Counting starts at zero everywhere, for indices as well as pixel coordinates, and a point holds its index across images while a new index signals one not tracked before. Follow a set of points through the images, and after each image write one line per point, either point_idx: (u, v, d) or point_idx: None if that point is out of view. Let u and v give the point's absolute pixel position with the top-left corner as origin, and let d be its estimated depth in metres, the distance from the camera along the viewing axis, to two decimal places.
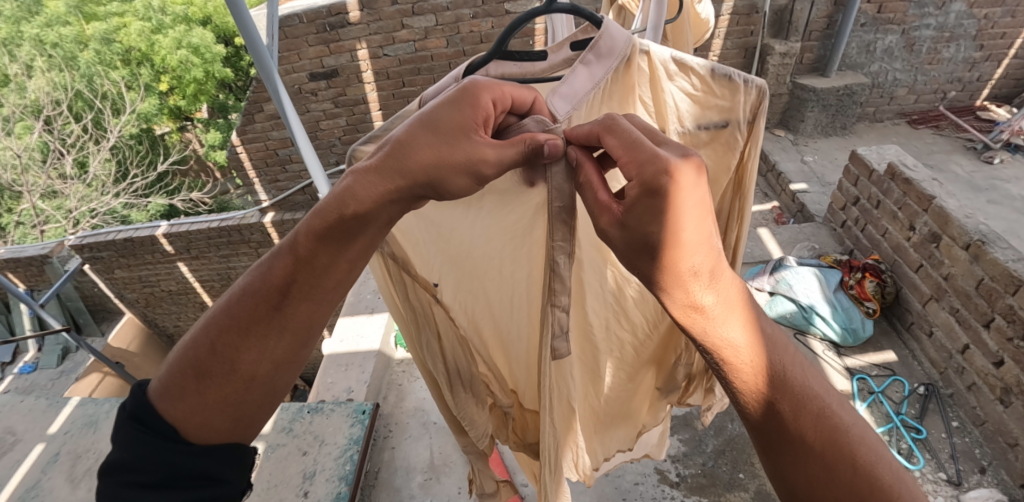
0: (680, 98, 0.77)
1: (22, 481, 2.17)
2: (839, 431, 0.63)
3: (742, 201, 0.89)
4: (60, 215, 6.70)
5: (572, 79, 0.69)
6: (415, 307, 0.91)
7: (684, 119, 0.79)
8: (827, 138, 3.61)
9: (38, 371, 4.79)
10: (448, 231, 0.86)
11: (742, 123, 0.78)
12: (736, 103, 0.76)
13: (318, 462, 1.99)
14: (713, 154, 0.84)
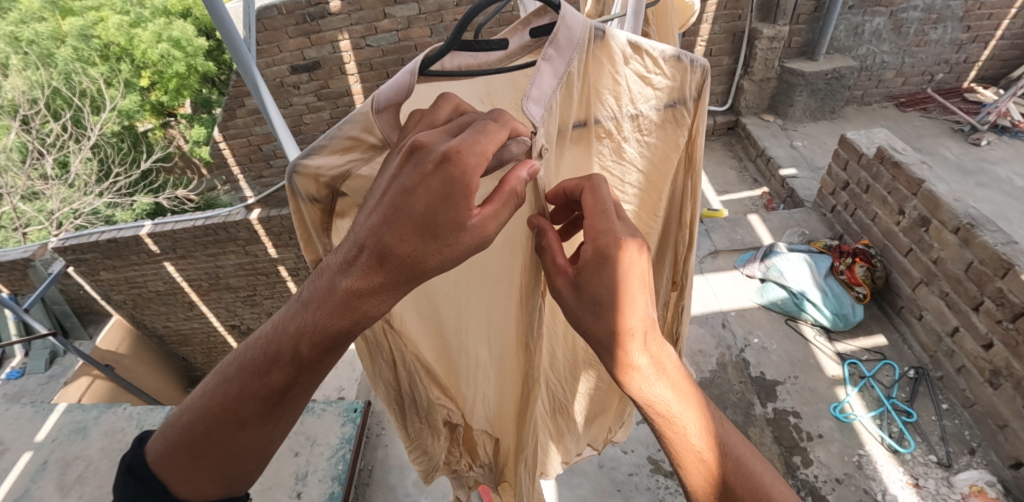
0: (633, 81, 0.73)
1: (9, 491, 2.13)
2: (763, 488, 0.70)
3: (694, 180, 0.86)
4: (42, 217, 6.55)
5: (541, 79, 0.61)
6: (369, 340, 0.84)
7: (638, 102, 0.76)
8: (816, 123, 3.60)
9: (25, 376, 4.71)
10: None
11: (689, 101, 0.76)
12: (683, 83, 0.74)
13: (310, 462, 1.98)
14: (662, 133, 0.82)
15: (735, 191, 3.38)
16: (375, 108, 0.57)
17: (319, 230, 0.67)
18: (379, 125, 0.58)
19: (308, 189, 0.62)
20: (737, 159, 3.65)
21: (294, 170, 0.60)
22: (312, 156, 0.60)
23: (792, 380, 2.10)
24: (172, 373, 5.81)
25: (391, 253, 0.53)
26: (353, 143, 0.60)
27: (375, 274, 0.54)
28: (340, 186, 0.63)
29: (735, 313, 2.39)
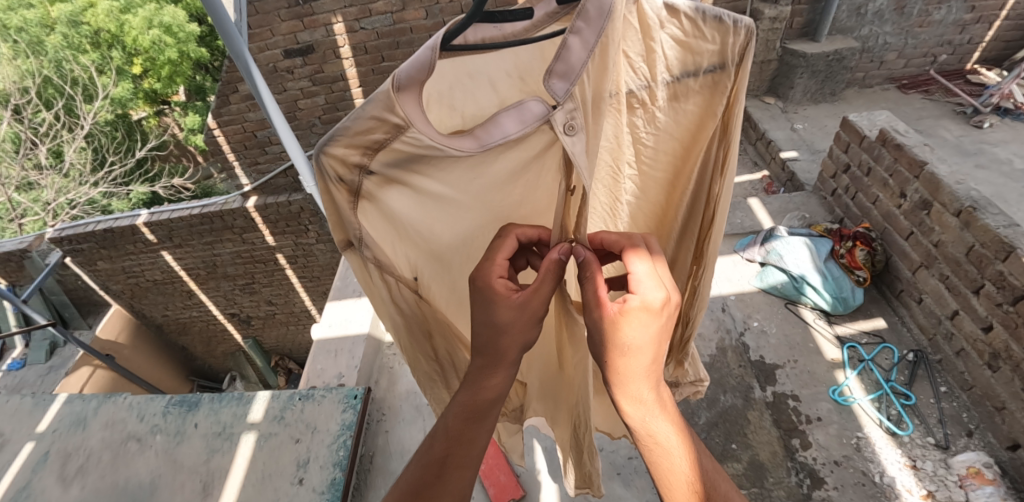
0: (670, 46, 0.73)
1: (13, 481, 2.14)
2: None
3: (727, 147, 0.81)
4: (38, 207, 6.50)
5: (574, 51, 0.57)
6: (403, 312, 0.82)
7: (672, 67, 0.76)
8: (815, 106, 3.57)
9: (26, 367, 4.72)
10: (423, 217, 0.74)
11: (731, 65, 0.73)
12: (727, 45, 0.71)
13: (311, 450, 1.98)
14: (699, 100, 0.80)
15: (735, 175, 3.36)
16: (396, 87, 0.53)
17: (348, 211, 0.66)
18: (402, 104, 0.54)
19: (336, 171, 0.62)
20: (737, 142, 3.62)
21: (321, 152, 0.60)
22: (338, 137, 0.59)
23: (791, 364, 2.10)
24: (173, 363, 5.83)
25: (500, 286, 0.69)
26: (377, 121, 0.56)
27: (494, 301, 0.68)
28: (369, 164, 0.63)
29: (734, 298, 2.39)
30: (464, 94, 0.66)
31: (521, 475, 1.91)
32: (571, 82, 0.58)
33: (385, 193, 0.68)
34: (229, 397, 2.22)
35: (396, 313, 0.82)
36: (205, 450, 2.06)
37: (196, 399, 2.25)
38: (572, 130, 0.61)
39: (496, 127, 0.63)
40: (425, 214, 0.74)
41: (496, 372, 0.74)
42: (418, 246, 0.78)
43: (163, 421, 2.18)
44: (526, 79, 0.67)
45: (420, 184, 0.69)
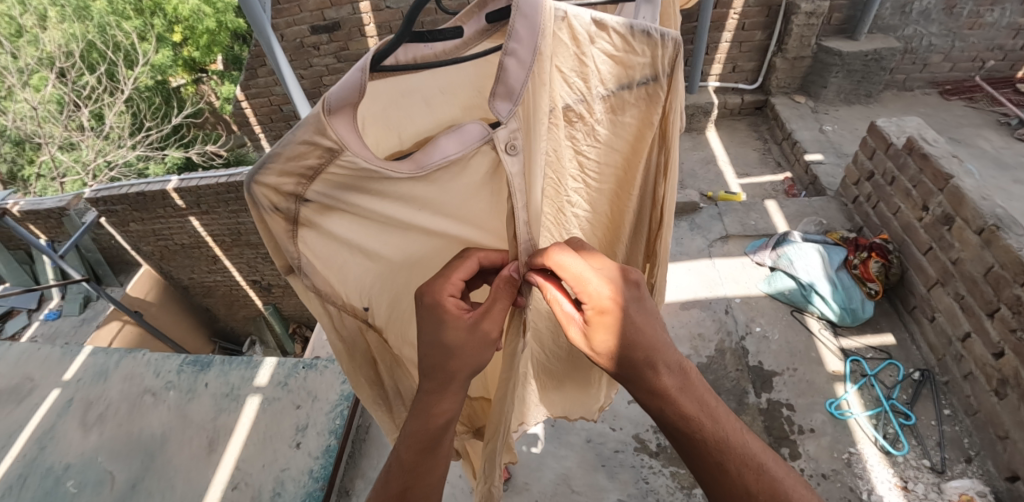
0: (602, 60, 0.69)
1: (39, 424, 2.32)
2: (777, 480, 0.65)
3: (666, 156, 0.82)
4: (79, 167, 6.84)
5: (513, 73, 0.57)
6: (346, 338, 0.79)
7: (606, 81, 0.73)
8: (848, 107, 3.42)
9: (62, 318, 5.03)
10: (371, 249, 0.71)
11: (663, 78, 0.72)
12: (657, 59, 0.70)
13: (310, 417, 2.08)
14: (636, 110, 0.79)
15: (756, 175, 3.27)
16: (327, 111, 0.50)
17: (284, 239, 0.62)
18: (334, 128, 0.51)
19: (270, 200, 0.58)
20: (763, 141, 3.52)
21: (252, 181, 0.55)
22: (269, 165, 0.55)
23: (790, 372, 2.07)
24: (197, 323, 6.10)
25: (450, 305, 0.68)
26: (311, 146, 0.53)
27: (442, 318, 0.67)
28: (305, 193, 0.59)
29: (739, 300, 2.36)
30: (399, 113, 0.63)
31: None
32: (514, 103, 0.59)
33: (324, 221, 0.64)
34: (238, 361, 2.37)
35: (340, 338, 0.80)
36: (213, 408, 2.20)
37: (209, 360, 2.41)
38: (513, 149, 0.64)
39: (435, 148, 0.62)
40: (374, 246, 0.71)
41: (446, 396, 0.70)
42: (368, 277, 0.74)
43: (177, 378, 2.35)
44: (459, 96, 0.66)
45: (364, 213, 0.66)
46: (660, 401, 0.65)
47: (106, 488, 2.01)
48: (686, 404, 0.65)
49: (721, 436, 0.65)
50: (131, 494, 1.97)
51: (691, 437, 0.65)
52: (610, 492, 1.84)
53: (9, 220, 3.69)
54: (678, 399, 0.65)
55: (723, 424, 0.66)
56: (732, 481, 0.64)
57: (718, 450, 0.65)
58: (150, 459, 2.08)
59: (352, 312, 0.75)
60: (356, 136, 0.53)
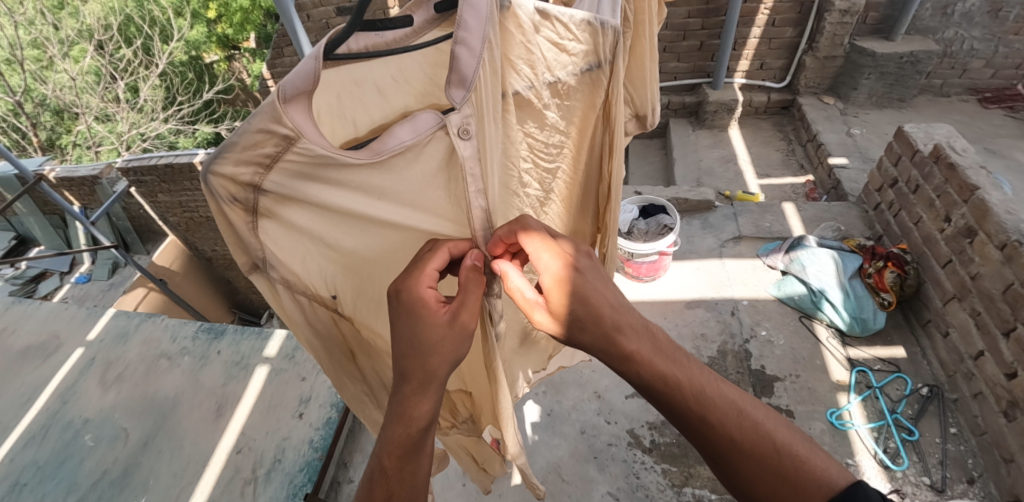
0: (547, 48, 0.73)
1: (63, 379, 2.46)
2: (759, 425, 0.69)
3: (610, 135, 0.95)
4: (114, 137, 7.10)
5: (464, 60, 0.60)
6: (318, 329, 0.83)
7: (553, 68, 0.77)
8: (879, 111, 3.30)
9: (91, 282, 5.27)
10: (335, 240, 0.74)
11: (606, 63, 0.82)
12: (597, 46, 0.78)
13: (314, 389, 2.17)
14: (582, 93, 0.88)
15: (777, 177, 3.20)
16: (282, 98, 0.53)
17: (247, 231, 0.65)
18: (290, 115, 0.54)
19: (227, 191, 0.60)
20: (787, 142, 3.43)
21: (209, 172, 0.58)
22: (225, 155, 0.57)
23: (792, 378, 2.04)
24: (218, 294, 6.30)
25: (428, 297, 0.70)
26: (267, 135, 0.56)
27: (418, 313, 0.70)
28: (262, 183, 0.61)
29: (746, 303, 2.32)
30: (353, 104, 0.63)
31: None
32: (467, 90, 0.62)
33: (286, 212, 0.67)
34: (250, 332, 2.49)
35: (313, 328, 0.83)
36: (224, 375, 2.32)
37: (222, 329, 2.54)
38: (466, 134, 0.66)
39: (390, 135, 0.63)
40: (339, 237, 0.74)
41: (421, 395, 0.72)
42: (335, 267, 0.78)
43: (192, 344, 2.49)
44: (411, 83, 0.66)
45: (323, 203, 0.68)
46: (637, 363, 0.71)
47: (120, 443, 2.14)
48: (660, 362, 0.72)
49: (699, 391, 0.71)
50: (144, 450, 2.10)
51: (673, 396, 0.71)
52: (599, 484, 1.85)
53: (44, 186, 3.87)
54: (652, 361, 0.71)
55: (698, 379, 0.72)
56: (719, 430, 0.69)
57: (701, 407, 0.70)
58: (163, 419, 2.20)
59: (321, 302, 0.79)
60: (311, 123, 0.56)
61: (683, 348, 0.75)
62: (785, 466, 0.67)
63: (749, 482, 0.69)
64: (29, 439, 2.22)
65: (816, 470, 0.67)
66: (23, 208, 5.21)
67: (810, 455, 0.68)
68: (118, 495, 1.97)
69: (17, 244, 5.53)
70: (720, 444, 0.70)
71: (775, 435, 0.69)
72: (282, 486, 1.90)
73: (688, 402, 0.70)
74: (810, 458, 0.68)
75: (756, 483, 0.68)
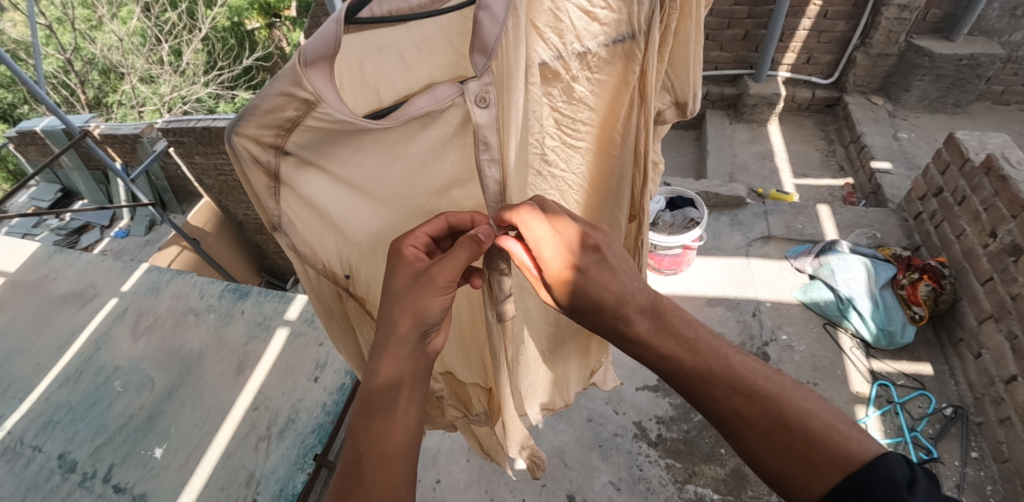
0: (577, 16, 0.73)
1: (97, 326, 2.61)
2: (769, 399, 0.69)
3: (645, 113, 0.86)
4: (156, 99, 7.34)
5: (487, 27, 0.59)
6: (325, 301, 0.86)
7: (583, 38, 0.77)
8: (931, 115, 3.12)
9: (129, 237, 5.52)
10: (348, 214, 0.76)
11: (640, 35, 0.78)
12: (631, 16, 0.75)
13: (330, 355, 2.25)
14: (614, 70, 0.85)
15: (813, 177, 3.08)
16: (304, 62, 0.54)
17: (267, 195, 0.67)
18: (310, 79, 0.55)
19: (250, 152, 0.62)
20: (828, 141, 3.28)
21: (233, 132, 0.60)
22: (248, 118, 0.59)
23: (809, 386, 1.98)
24: (247, 257, 6.50)
25: (408, 253, 0.76)
26: (290, 98, 0.57)
27: (396, 264, 0.76)
28: (284, 146, 0.63)
29: (768, 305, 2.26)
30: (374, 69, 0.62)
31: None
32: (489, 57, 0.62)
33: (303, 180, 0.69)
34: (272, 294, 2.58)
35: (320, 299, 0.85)
36: (246, 334, 2.42)
37: (247, 290, 2.64)
38: (484, 102, 0.65)
39: (412, 103, 0.63)
40: (353, 211, 0.76)
41: (387, 353, 0.75)
42: (348, 244, 0.79)
43: (218, 302, 2.60)
44: (433, 53, 0.65)
45: (338, 170, 0.71)
46: (639, 342, 0.74)
47: (147, 391, 2.26)
48: (662, 343, 0.74)
49: (704, 370, 0.72)
50: (167, 399, 2.22)
51: (676, 374, 0.74)
52: (600, 472, 1.86)
53: (89, 141, 4.04)
54: (653, 341, 0.74)
55: (705, 356, 0.73)
56: (721, 403, 0.71)
57: (703, 383, 0.72)
58: (186, 372, 2.32)
59: (332, 277, 0.81)
60: (331, 88, 0.57)
61: (688, 325, 0.76)
62: (794, 441, 0.66)
63: (759, 458, 0.69)
64: (64, 380, 2.38)
65: (831, 444, 0.65)
66: (69, 162, 5.45)
67: (825, 432, 0.65)
68: (142, 440, 2.09)
69: (63, 196, 5.82)
70: (726, 417, 0.71)
71: (785, 412, 0.68)
72: (294, 445, 1.98)
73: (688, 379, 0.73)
74: (825, 432, 0.65)
75: (767, 456, 0.68)
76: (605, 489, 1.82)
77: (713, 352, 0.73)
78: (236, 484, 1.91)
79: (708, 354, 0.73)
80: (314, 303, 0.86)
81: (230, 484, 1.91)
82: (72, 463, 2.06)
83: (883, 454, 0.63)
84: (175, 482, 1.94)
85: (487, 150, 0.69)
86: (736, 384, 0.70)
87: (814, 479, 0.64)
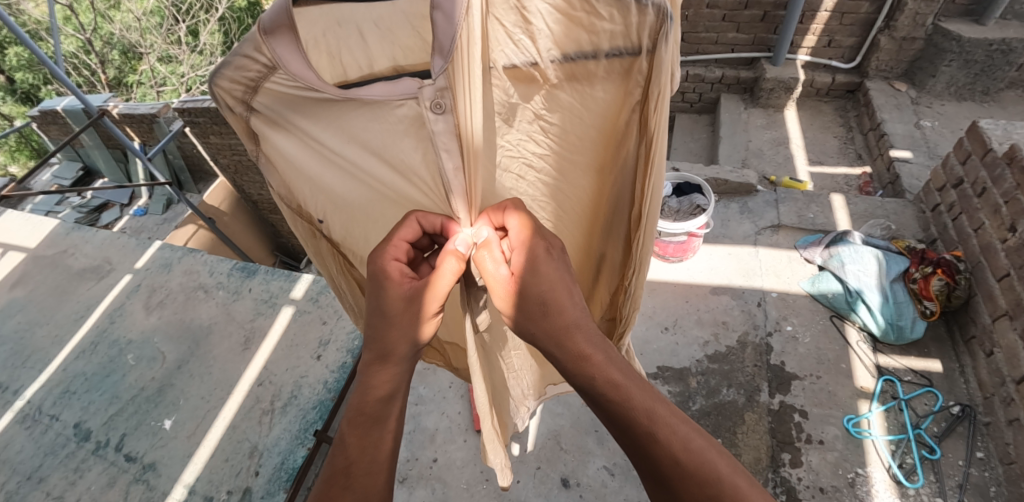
0: (551, 17, 0.67)
1: (112, 300, 2.69)
2: (710, 458, 0.67)
3: (647, 145, 0.77)
4: (174, 79, 7.45)
5: (441, 27, 0.59)
6: (306, 234, 0.95)
7: (560, 44, 0.70)
8: (957, 103, 2.99)
9: (147, 215, 5.66)
10: (317, 174, 0.82)
11: (644, 52, 0.67)
12: (630, 27, 0.66)
13: (333, 333, 2.29)
14: (609, 88, 0.75)
15: (830, 165, 2.99)
16: (262, 32, 0.64)
17: (247, 137, 0.80)
18: (270, 46, 0.65)
19: (227, 101, 0.74)
20: (846, 128, 3.18)
21: (214, 81, 0.73)
22: (225, 72, 0.71)
23: (812, 379, 1.95)
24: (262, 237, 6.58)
25: (394, 270, 0.75)
26: (249, 61, 0.69)
27: (383, 283, 0.75)
28: (254, 102, 0.74)
29: (775, 295, 2.22)
30: (338, 42, 0.67)
31: None
32: (446, 60, 0.62)
33: (275, 135, 0.79)
34: (279, 273, 2.63)
35: (305, 235, 0.96)
36: (253, 311, 2.48)
37: (255, 268, 2.70)
38: (438, 108, 0.67)
39: (366, 88, 0.68)
40: (324, 175, 0.81)
41: (386, 368, 0.77)
42: (324, 202, 0.85)
43: (226, 280, 2.65)
44: (395, 36, 0.67)
45: (303, 134, 0.77)
46: (591, 364, 0.70)
47: (158, 364, 2.34)
48: (613, 372, 0.70)
49: (651, 410, 0.69)
50: (177, 373, 2.29)
51: (622, 409, 0.70)
52: (595, 457, 1.87)
53: (107, 121, 4.10)
54: (603, 366, 0.70)
55: (651, 399, 0.71)
56: (663, 449, 0.67)
57: (650, 424, 0.69)
58: (196, 346, 2.39)
59: (309, 218, 0.89)
60: (289, 56, 0.66)
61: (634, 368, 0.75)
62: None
63: None
64: (80, 353, 2.46)
65: None
66: (89, 141, 5.57)
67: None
68: (152, 411, 2.17)
69: (85, 175, 5.98)
70: (662, 466, 0.68)
71: (728, 476, 0.66)
72: (296, 420, 2.04)
73: (633, 420, 0.69)
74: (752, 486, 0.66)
75: None
76: (599, 473, 1.83)
77: (658, 396, 0.72)
78: (240, 456, 1.97)
79: (655, 397, 0.71)
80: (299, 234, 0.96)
81: (234, 456, 1.98)
82: (87, 432, 2.15)
83: None
84: (182, 453, 2.01)
85: (447, 157, 0.71)
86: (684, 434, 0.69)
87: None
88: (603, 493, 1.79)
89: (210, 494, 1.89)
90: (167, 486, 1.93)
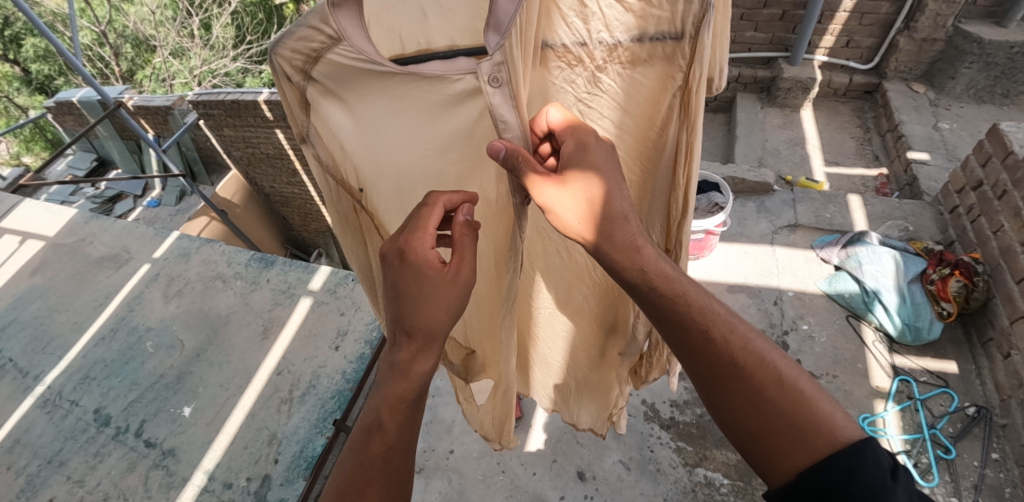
0: (607, 3, 0.66)
1: (131, 289, 2.72)
2: (759, 352, 0.72)
3: (689, 135, 0.74)
4: (187, 72, 7.52)
5: (503, 5, 0.57)
6: (341, 210, 0.89)
7: (613, 29, 0.70)
8: (977, 105, 2.99)
9: (161, 206, 5.71)
10: (366, 150, 0.77)
11: (686, 38, 0.65)
12: (676, 14, 0.65)
13: (351, 324, 2.33)
14: (653, 73, 0.74)
15: (846, 166, 2.99)
16: (330, 3, 0.60)
17: (297, 109, 0.75)
18: (336, 19, 0.61)
19: (286, 69, 0.69)
20: (864, 130, 3.17)
21: (274, 50, 0.68)
22: (285, 41, 0.67)
23: (828, 378, 1.96)
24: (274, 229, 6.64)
25: (430, 258, 0.71)
26: (314, 31, 0.65)
27: (424, 274, 0.71)
28: (312, 72, 0.70)
29: (791, 294, 2.23)
30: (395, 16, 0.64)
31: (524, 398, 2.05)
32: (504, 35, 0.59)
33: (327, 107, 0.74)
34: (297, 264, 2.66)
35: (336, 208, 0.89)
36: (271, 302, 2.51)
37: (272, 259, 2.72)
38: (496, 82, 0.63)
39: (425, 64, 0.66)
40: (375, 154, 0.77)
41: (415, 353, 0.74)
42: (366, 181, 0.81)
43: (244, 270, 2.68)
44: (452, 15, 0.64)
45: (353, 109, 0.73)
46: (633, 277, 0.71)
47: (177, 352, 2.37)
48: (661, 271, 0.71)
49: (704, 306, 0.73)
50: (196, 361, 2.32)
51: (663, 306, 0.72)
52: (611, 451, 1.89)
53: (122, 112, 4.13)
54: (655, 259, 0.71)
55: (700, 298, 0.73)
56: (724, 350, 0.71)
57: (706, 325, 0.72)
58: (214, 335, 2.42)
59: (349, 189, 0.84)
60: (357, 31, 0.62)
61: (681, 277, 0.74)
62: (782, 405, 0.68)
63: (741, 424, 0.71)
64: (99, 339, 2.49)
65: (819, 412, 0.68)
66: (104, 132, 5.63)
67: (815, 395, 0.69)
68: (171, 398, 2.20)
69: (99, 166, 6.04)
70: (717, 362, 0.72)
71: (772, 363, 0.71)
72: (314, 409, 2.06)
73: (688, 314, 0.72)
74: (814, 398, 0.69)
75: (745, 417, 0.70)
76: (615, 467, 1.85)
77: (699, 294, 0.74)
78: (259, 444, 2.00)
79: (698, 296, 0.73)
80: (332, 212, 0.90)
81: (253, 443, 2.01)
82: (107, 417, 2.18)
83: (869, 437, 0.65)
84: (202, 439, 2.04)
85: (505, 129, 0.66)
86: (719, 328, 0.72)
87: (795, 451, 0.66)
88: (619, 487, 1.80)
89: (229, 480, 1.92)
90: (186, 472, 1.95)
